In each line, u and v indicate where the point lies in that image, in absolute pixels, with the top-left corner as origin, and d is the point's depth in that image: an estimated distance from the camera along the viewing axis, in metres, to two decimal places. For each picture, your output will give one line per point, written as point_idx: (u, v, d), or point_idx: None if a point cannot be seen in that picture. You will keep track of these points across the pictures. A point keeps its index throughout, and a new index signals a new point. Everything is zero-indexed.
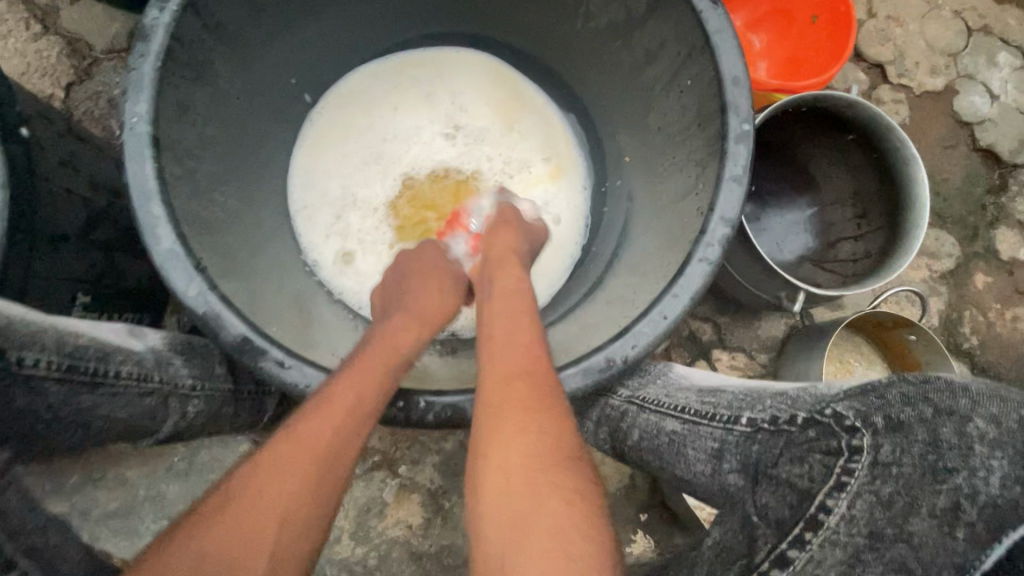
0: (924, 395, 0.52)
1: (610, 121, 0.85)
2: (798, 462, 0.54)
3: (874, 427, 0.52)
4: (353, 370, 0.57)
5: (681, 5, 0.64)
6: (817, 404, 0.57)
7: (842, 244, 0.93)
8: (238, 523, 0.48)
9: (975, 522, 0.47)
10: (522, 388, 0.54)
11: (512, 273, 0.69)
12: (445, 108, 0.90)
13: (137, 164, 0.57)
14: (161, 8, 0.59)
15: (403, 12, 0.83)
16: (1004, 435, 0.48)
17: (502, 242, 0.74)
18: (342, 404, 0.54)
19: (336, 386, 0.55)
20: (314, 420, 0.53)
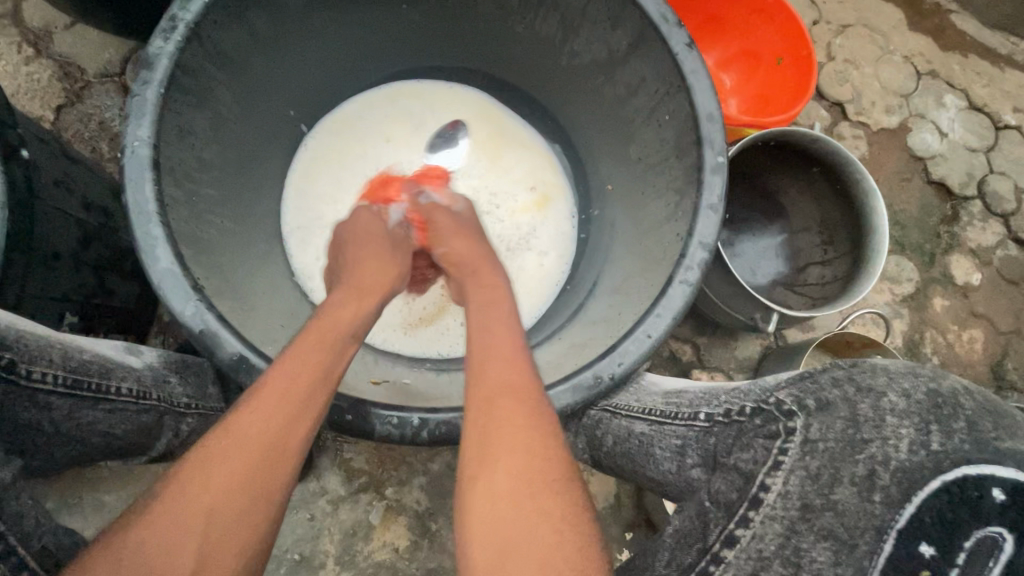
0: (850, 377, 0.55)
1: (593, 152, 0.90)
2: (745, 448, 0.56)
3: (807, 409, 0.55)
4: (296, 355, 0.55)
5: (659, 47, 0.70)
6: (762, 394, 0.59)
7: (811, 268, 0.99)
8: (171, 520, 0.46)
9: (888, 486, 0.50)
10: (509, 407, 0.54)
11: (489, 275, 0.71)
12: (436, 140, 0.94)
13: (138, 185, 0.58)
14: (166, 38, 0.61)
15: (396, 44, 0.87)
16: (912, 405, 0.52)
17: (462, 252, 0.74)
18: (283, 391, 0.52)
19: (276, 373, 0.53)
20: (255, 409, 0.51)
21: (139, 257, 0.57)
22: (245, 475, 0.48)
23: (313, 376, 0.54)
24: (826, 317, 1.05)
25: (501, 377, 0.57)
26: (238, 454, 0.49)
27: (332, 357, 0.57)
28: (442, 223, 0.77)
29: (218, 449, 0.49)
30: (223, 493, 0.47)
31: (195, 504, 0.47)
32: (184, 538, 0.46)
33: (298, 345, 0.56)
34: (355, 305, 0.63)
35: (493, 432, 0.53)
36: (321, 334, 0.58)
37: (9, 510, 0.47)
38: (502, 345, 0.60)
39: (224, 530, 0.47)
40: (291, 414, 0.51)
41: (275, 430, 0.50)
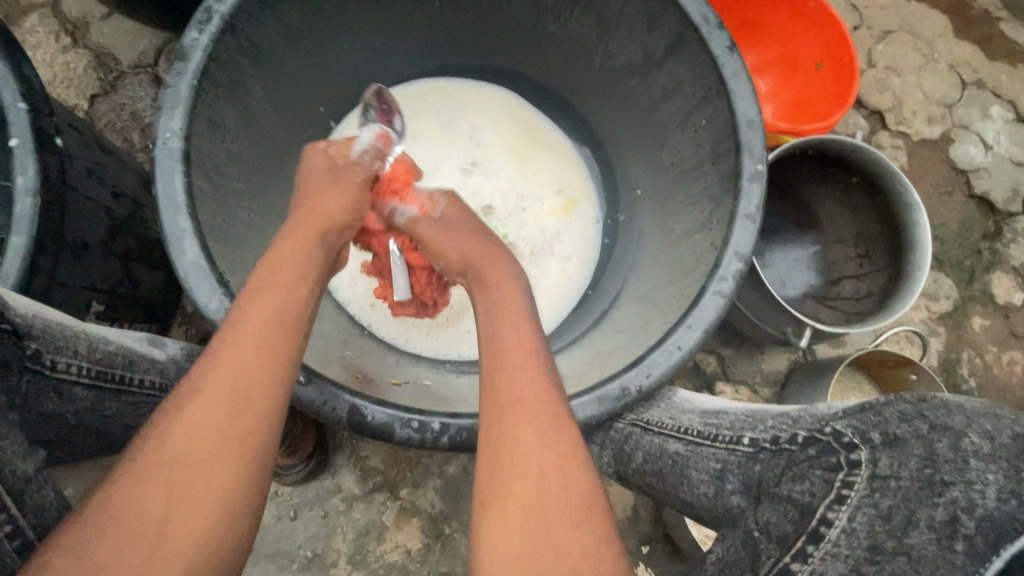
0: (919, 413, 0.51)
1: (624, 155, 0.88)
2: (799, 479, 0.53)
3: (873, 443, 0.51)
4: (262, 298, 0.53)
5: (699, 50, 0.68)
6: (816, 422, 0.57)
7: (845, 282, 0.96)
8: (148, 469, 0.45)
9: (972, 535, 0.44)
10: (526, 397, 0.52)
11: (499, 277, 0.65)
12: (465, 140, 0.94)
13: (168, 176, 0.58)
14: (201, 30, 0.61)
15: (428, 41, 0.87)
16: (997, 450, 0.46)
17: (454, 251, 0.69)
18: (252, 334, 0.50)
19: (245, 317, 0.51)
20: (218, 372, 0.48)
21: (167, 249, 0.57)
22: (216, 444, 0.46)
23: (277, 340, 0.51)
24: (859, 334, 1.02)
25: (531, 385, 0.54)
26: (205, 423, 0.46)
27: (295, 318, 0.53)
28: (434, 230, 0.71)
29: (190, 403, 0.47)
30: (198, 440, 0.46)
31: (170, 453, 0.45)
32: (163, 484, 0.44)
33: (255, 305, 0.52)
34: (307, 256, 0.59)
35: (516, 446, 0.51)
36: (282, 278, 0.55)
37: (30, 501, 0.47)
38: (525, 350, 0.57)
39: (201, 478, 0.45)
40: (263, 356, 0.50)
41: (247, 373, 0.49)
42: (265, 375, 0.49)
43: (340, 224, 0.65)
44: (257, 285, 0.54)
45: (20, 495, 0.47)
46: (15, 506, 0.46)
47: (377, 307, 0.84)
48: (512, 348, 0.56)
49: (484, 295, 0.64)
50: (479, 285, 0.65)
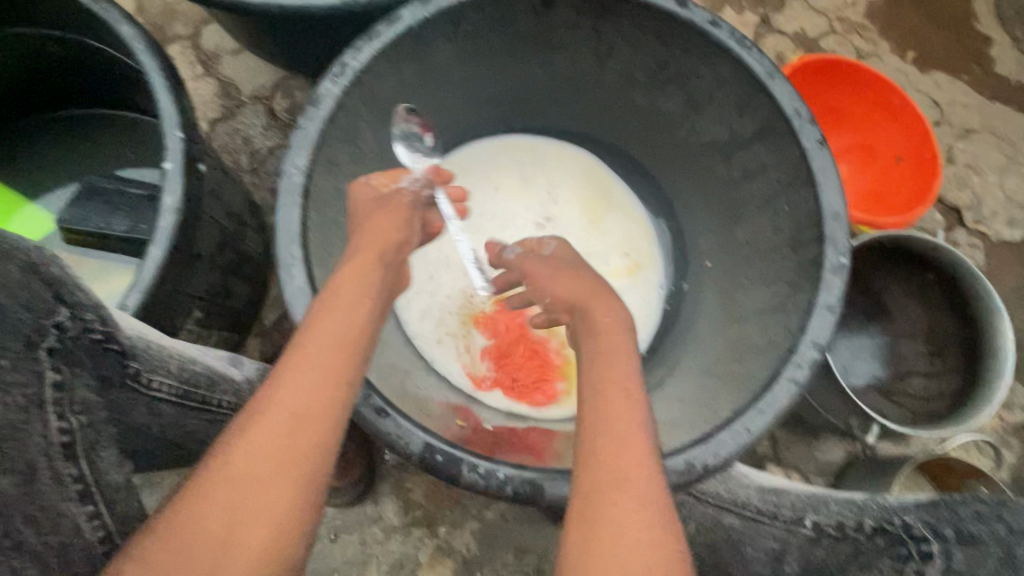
0: (998, 516, 0.55)
1: (697, 227, 0.90)
2: (867, 568, 0.55)
3: (946, 537, 0.53)
4: (326, 324, 0.56)
5: (788, 140, 0.71)
6: (884, 513, 0.58)
7: (912, 378, 0.93)
8: (216, 483, 0.46)
9: None
10: (623, 437, 0.52)
11: (611, 321, 0.63)
12: (541, 196, 0.99)
13: (288, 208, 0.64)
14: (334, 82, 0.69)
15: (522, 102, 0.93)
16: None
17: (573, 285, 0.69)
18: (314, 358, 0.53)
19: (309, 342, 0.54)
20: (283, 393, 0.50)
21: (278, 273, 0.63)
22: (282, 463, 0.48)
23: (339, 362, 0.54)
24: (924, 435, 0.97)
25: (624, 416, 0.54)
26: (272, 443, 0.48)
27: (357, 342, 0.56)
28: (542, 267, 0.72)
29: (257, 421, 0.49)
30: (262, 457, 0.48)
31: (236, 469, 0.47)
32: (226, 499, 0.46)
33: (320, 328, 0.55)
34: (368, 282, 0.61)
35: (613, 473, 0.50)
36: (343, 306, 0.58)
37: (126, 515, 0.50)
38: (622, 386, 0.56)
39: (261, 495, 0.47)
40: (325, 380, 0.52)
41: (310, 394, 0.51)
42: (328, 397, 0.51)
43: (398, 242, 0.68)
44: (321, 307, 0.57)
45: (112, 504, 0.49)
46: (109, 516, 0.48)
47: (440, 343, 0.89)
48: (612, 396, 0.55)
49: (588, 341, 0.62)
50: (587, 328, 0.63)
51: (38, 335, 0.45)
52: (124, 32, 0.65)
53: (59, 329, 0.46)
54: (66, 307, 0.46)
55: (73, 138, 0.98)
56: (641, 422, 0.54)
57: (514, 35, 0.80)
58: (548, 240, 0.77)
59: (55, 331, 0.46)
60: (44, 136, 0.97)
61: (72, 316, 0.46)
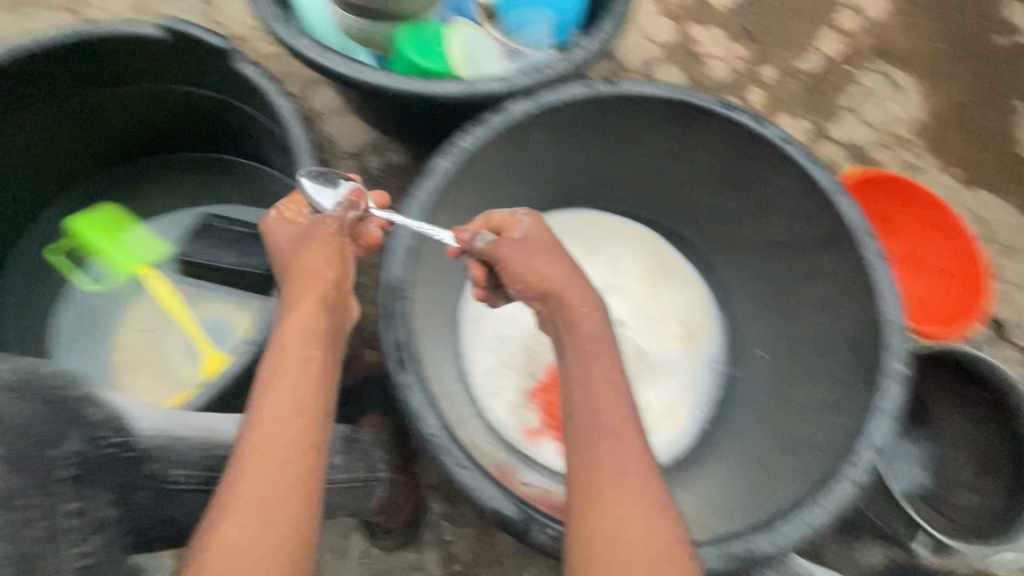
0: None
1: (750, 316, 0.96)
2: None
3: None
4: (297, 321, 0.63)
5: (850, 250, 0.77)
6: None
7: (956, 490, 0.94)
8: (247, 472, 0.51)
9: None
10: (605, 413, 0.58)
11: (589, 309, 0.66)
12: (605, 263, 1.04)
13: (396, 265, 0.72)
14: (445, 159, 0.78)
15: (595, 185, 1.02)
16: None
17: (550, 273, 0.68)
18: (296, 349, 0.60)
19: (286, 338, 0.61)
20: (277, 384, 0.57)
21: (381, 323, 0.69)
22: (277, 512, 0.50)
23: (303, 408, 0.56)
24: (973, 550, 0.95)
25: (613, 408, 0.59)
26: (259, 500, 0.50)
27: (315, 386, 0.59)
28: (515, 255, 0.69)
29: (263, 414, 0.55)
30: (279, 438, 0.53)
31: (261, 453, 0.52)
32: (258, 479, 0.51)
33: (279, 378, 0.57)
34: (320, 320, 0.64)
35: (612, 458, 0.55)
36: (307, 303, 0.65)
37: None
38: (610, 377, 0.61)
39: (287, 469, 0.52)
40: (307, 365, 0.59)
41: (300, 379, 0.58)
42: (303, 443, 0.54)
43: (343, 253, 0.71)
44: (288, 310, 0.64)
45: None
46: None
47: (499, 396, 0.95)
48: (592, 369, 0.61)
49: (571, 332, 0.65)
50: (565, 322, 0.66)
51: (58, 470, 0.47)
52: (280, 106, 0.78)
53: (77, 455, 0.48)
54: (88, 429, 0.50)
55: (187, 180, 1.07)
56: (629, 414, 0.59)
57: (600, 129, 0.90)
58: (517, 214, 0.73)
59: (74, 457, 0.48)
60: (163, 177, 1.07)
61: (90, 438, 0.50)
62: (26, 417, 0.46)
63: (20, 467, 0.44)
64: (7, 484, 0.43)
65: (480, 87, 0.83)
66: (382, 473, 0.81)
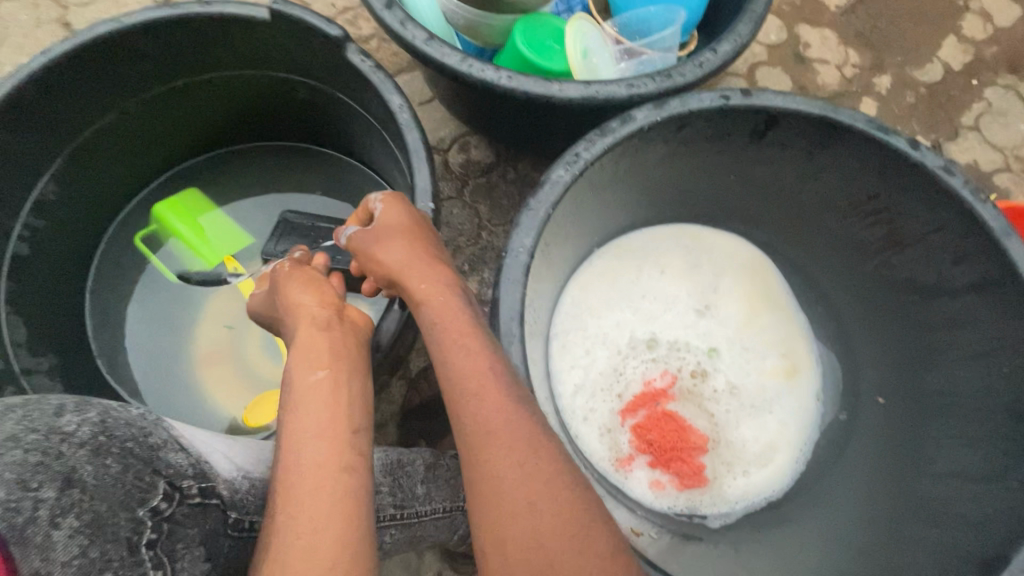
0: None
1: (873, 356, 0.87)
2: None
3: None
4: (303, 346, 0.59)
5: (1019, 300, 0.68)
6: None
7: None
8: (287, 506, 0.47)
9: None
10: (489, 400, 0.54)
11: (430, 291, 0.61)
12: (704, 285, 0.97)
13: (511, 287, 0.66)
14: (566, 170, 0.71)
15: (707, 200, 0.94)
16: None
17: (388, 260, 0.63)
18: (306, 375, 0.56)
19: (292, 366, 0.57)
20: (295, 413, 0.53)
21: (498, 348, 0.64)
22: (317, 553, 0.45)
23: (328, 436, 0.51)
24: None
25: (474, 367, 0.55)
26: (297, 544, 0.45)
27: (335, 410, 0.53)
28: (364, 245, 0.66)
29: (291, 446, 0.51)
30: (311, 467, 0.49)
31: (300, 487, 0.48)
32: (301, 511, 0.47)
33: (298, 408, 0.53)
34: (326, 339, 0.59)
35: (484, 432, 0.52)
36: (309, 325, 0.61)
37: None
38: (469, 344, 0.57)
39: (325, 499, 0.48)
40: (316, 389, 0.54)
41: (323, 405, 0.53)
42: (332, 473, 0.49)
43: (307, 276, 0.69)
44: (296, 340, 0.60)
45: None
46: None
47: (590, 421, 0.87)
48: (460, 360, 0.56)
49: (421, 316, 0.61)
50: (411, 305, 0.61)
51: (137, 533, 0.46)
52: (393, 102, 0.72)
53: (155, 512, 0.48)
54: (162, 480, 0.49)
55: (272, 170, 1.03)
56: (493, 373, 0.55)
57: (725, 142, 0.82)
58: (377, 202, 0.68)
59: (152, 515, 0.47)
60: (248, 163, 1.03)
61: (165, 491, 0.49)
62: (99, 477, 0.46)
63: (96, 536, 0.43)
64: (86, 558, 0.42)
65: (604, 91, 0.75)
66: (464, 504, 0.74)
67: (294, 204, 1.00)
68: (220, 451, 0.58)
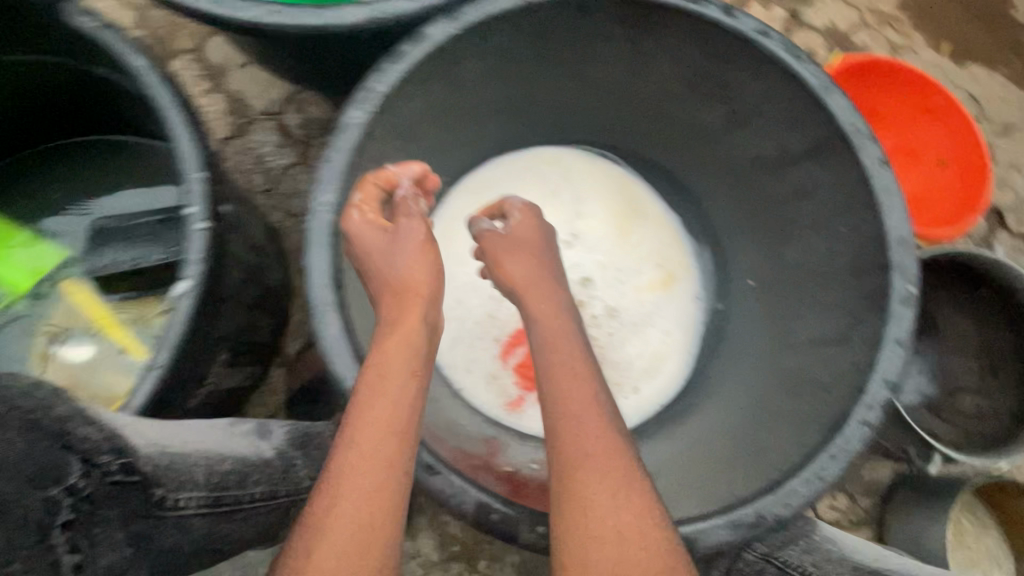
0: None
1: (738, 241, 0.86)
2: None
3: None
4: (394, 337, 0.60)
5: (847, 156, 0.66)
6: None
7: (962, 396, 0.89)
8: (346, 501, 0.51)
9: None
10: (596, 428, 0.56)
11: (546, 308, 0.65)
12: (568, 212, 0.94)
13: (316, 250, 0.60)
14: (359, 110, 0.64)
15: (551, 117, 0.89)
16: None
17: (519, 271, 0.67)
18: (392, 372, 0.57)
19: (380, 359, 0.58)
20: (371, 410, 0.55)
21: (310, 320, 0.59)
22: (360, 551, 0.50)
23: (388, 431, 0.54)
24: None
25: (585, 397, 0.58)
26: (348, 539, 0.50)
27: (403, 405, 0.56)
28: (509, 254, 0.69)
29: (354, 444, 0.53)
30: (373, 467, 0.52)
31: (359, 486, 0.52)
32: (354, 509, 0.51)
33: (375, 406, 0.55)
34: (415, 330, 0.61)
35: (574, 448, 0.55)
36: (394, 312, 0.62)
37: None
38: (571, 367, 0.60)
39: (377, 500, 0.52)
40: (398, 389, 0.57)
41: (395, 403, 0.56)
42: (383, 470, 0.53)
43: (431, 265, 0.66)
44: (390, 326, 0.61)
45: None
46: None
47: (472, 368, 0.85)
48: (572, 394, 0.58)
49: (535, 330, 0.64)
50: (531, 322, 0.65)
51: (50, 514, 0.43)
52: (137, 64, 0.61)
53: (73, 492, 0.44)
54: (76, 457, 0.45)
55: (77, 171, 0.92)
56: (595, 401, 0.58)
57: (543, 46, 0.75)
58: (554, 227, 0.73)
59: (69, 495, 0.44)
60: (48, 167, 0.91)
61: (80, 465, 0.45)
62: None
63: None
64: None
65: (392, 10, 0.67)
66: None
67: (95, 209, 0.89)
68: (143, 424, 0.55)
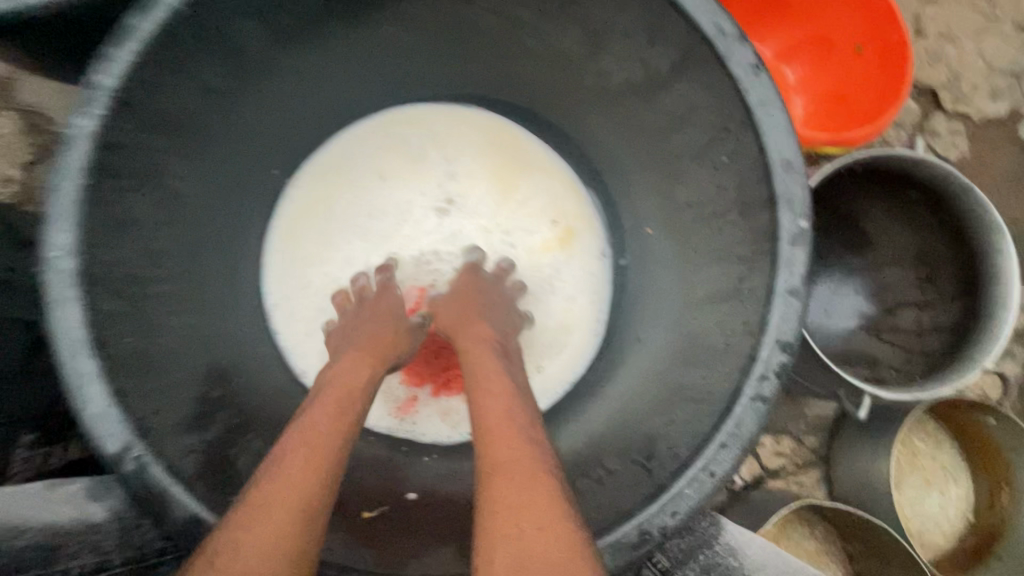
0: None
1: (628, 185, 0.72)
2: None
3: None
4: (346, 370, 0.57)
5: (714, 68, 0.53)
6: None
7: (903, 311, 0.79)
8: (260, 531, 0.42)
9: None
10: (498, 426, 0.51)
11: (482, 331, 0.63)
12: (441, 175, 0.78)
13: (62, 308, 0.46)
14: (86, 113, 0.48)
15: (387, 74, 0.72)
16: None
17: (453, 308, 0.68)
18: (334, 402, 0.53)
19: (324, 395, 0.54)
20: (309, 438, 0.49)
21: (68, 400, 0.46)
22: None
23: (305, 471, 0.46)
24: None
25: (497, 412, 0.52)
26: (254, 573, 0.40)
27: (329, 447, 0.49)
28: (447, 297, 0.70)
29: (283, 473, 0.46)
30: (301, 494, 0.45)
31: (276, 516, 0.43)
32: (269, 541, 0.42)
33: (310, 434, 0.49)
34: (363, 376, 0.57)
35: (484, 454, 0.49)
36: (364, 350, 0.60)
37: None
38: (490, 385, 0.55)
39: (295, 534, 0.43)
40: (342, 419, 0.52)
41: (334, 432, 0.50)
42: (294, 511, 0.44)
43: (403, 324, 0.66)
44: (340, 364, 0.58)
45: None
46: None
47: None
48: (489, 402, 0.53)
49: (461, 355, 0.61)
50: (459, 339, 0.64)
51: None
52: None
53: None
54: None
55: None
56: (511, 402, 0.53)
57: None
58: (506, 268, 0.74)
59: None
60: None
61: None
62: None
63: None
64: None
65: None
66: None
67: None
68: None
